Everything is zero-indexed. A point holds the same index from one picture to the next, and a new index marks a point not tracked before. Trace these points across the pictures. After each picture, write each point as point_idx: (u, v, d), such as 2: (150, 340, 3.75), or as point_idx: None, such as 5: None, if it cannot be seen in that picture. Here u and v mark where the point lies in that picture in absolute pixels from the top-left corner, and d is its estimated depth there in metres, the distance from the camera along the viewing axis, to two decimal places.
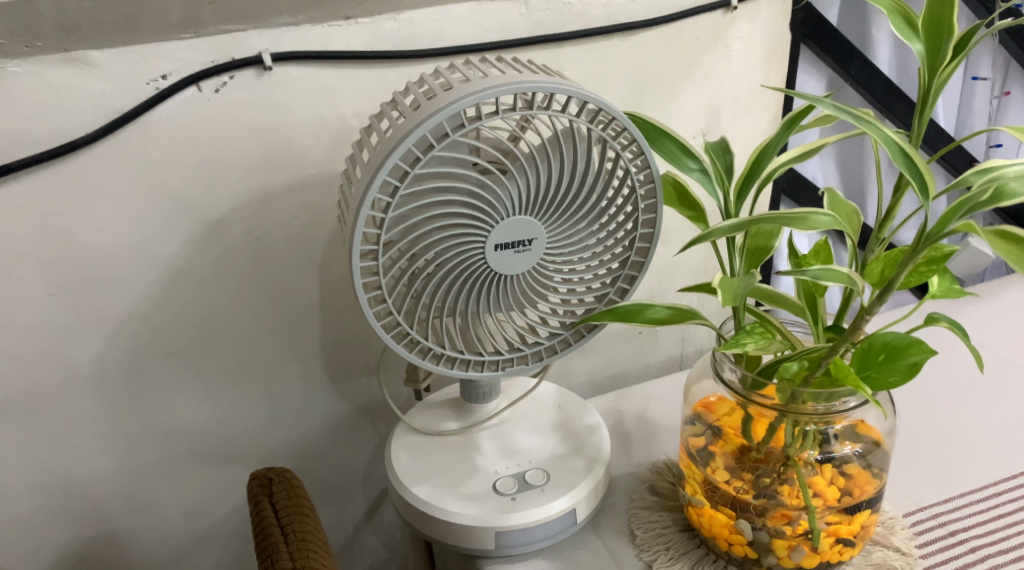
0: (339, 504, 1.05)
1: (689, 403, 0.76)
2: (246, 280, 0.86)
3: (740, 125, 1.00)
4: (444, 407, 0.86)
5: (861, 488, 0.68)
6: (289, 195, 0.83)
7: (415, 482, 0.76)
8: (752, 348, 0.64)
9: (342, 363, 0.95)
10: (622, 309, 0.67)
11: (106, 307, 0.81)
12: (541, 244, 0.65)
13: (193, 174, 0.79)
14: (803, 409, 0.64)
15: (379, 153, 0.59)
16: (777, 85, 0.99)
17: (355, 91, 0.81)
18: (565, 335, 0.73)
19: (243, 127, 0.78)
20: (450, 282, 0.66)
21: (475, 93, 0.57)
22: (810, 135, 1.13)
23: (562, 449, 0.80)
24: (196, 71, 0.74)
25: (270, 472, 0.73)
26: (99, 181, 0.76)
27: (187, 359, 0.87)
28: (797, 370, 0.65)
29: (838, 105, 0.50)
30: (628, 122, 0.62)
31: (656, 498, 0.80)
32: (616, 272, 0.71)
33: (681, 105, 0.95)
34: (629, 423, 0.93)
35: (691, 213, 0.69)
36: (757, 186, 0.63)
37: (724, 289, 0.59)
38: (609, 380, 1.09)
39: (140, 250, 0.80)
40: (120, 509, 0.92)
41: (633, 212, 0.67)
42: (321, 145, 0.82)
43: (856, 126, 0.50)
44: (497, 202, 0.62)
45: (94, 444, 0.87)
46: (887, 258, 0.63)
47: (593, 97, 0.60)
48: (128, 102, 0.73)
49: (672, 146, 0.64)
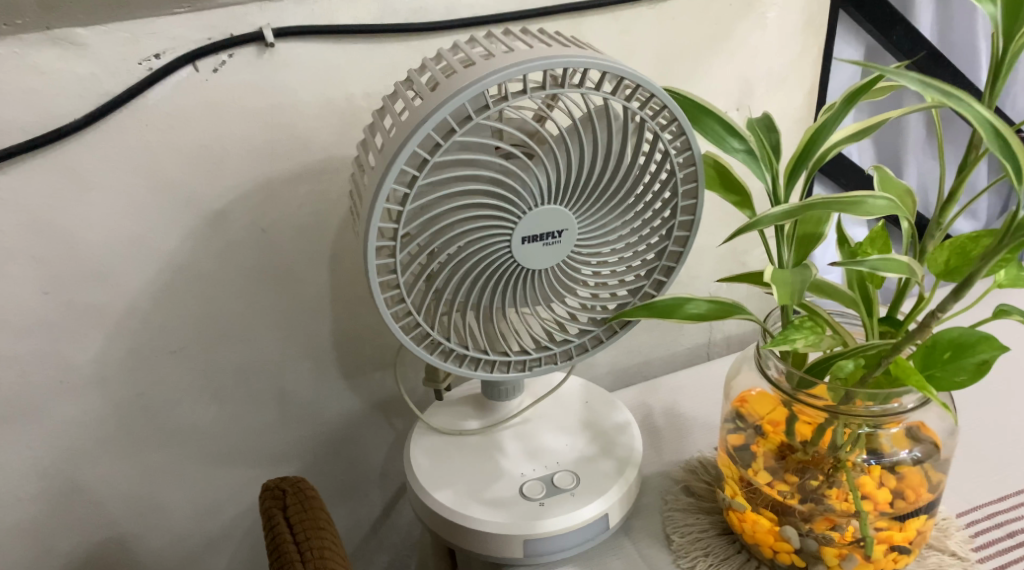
0: (355, 501, 1.01)
1: (730, 400, 0.72)
2: (252, 273, 0.81)
3: (774, 98, 0.94)
4: (465, 404, 0.81)
5: (915, 492, 0.63)
6: (296, 182, 0.78)
7: (436, 487, 0.71)
8: (803, 344, 0.59)
9: (354, 357, 0.91)
10: (660, 304, 0.62)
11: (104, 305, 0.76)
12: (572, 235, 0.60)
13: (192, 162, 0.73)
14: (855, 411, 0.59)
15: (395, 139, 0.53)
16: (814, 55, 0.93)
17: (364, 69, 0.75)
18: (596, 332, 0.68)
19: (245, 111, 0.73)
20: (474, 277, 0.60)
21: (502, 69, 0.51)
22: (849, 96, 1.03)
23: (591, 450, 0.76)
24: (192, 49, 0.69)
25: (283, 482, 0.68)
26: (92, 171, 0.70)
27: (193, 356, 0.83)
28: (852, 372, 0.60)
29: (922, 79, 0.44)
30: (669, 99, 0.56)
31: (691, 500, 0.75)
32: (652, 263, 0.65)
33: (712, 78, 0.89)
34: (658, 418, 0.88)
35: (735, 198, 0.62)
36: (809, 169, 0.58)
37: (779, 284, 0.54)
38: (633, 370, 1.04)
39: (139, 244, 0.75)
40: (127, 512, 0.88)
41: (670, 199, 0.62)
42: (329, 129, 0.77)
43: (940, 101, 0.44)
44: (525, 191, 0.56)
45: (97, 447, 0.83)
46: (953, 247, 0.57)
47: (630, 72, 0.54)
48: (120, 84, 0.68)
49: (715, 124, 0.58)
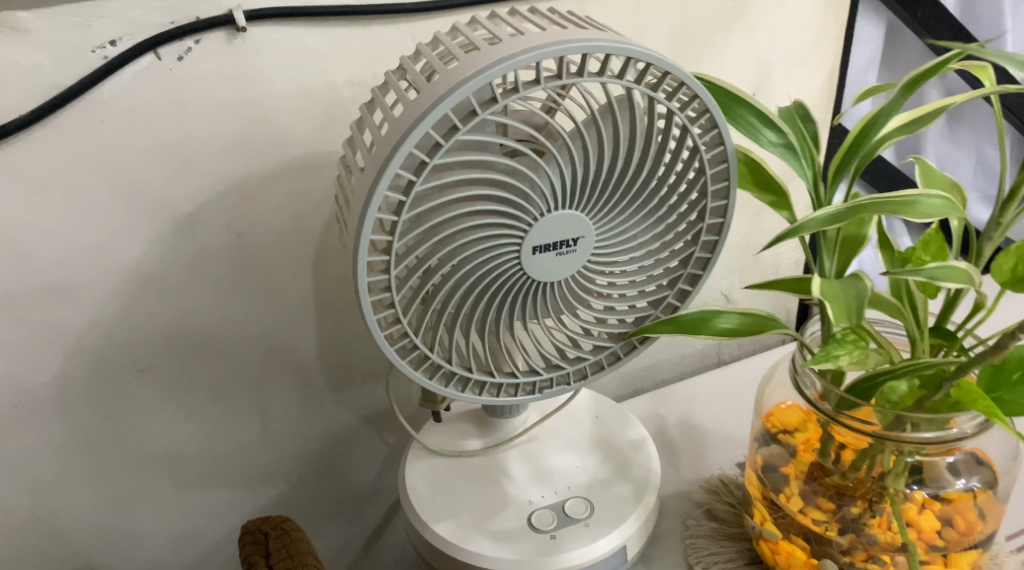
0: (346, 520, 0.95)
1: (760, 416, 0.66)
2: (227, 283, 0.74)
3: (791, 81, 0.87)
4: (464, 422, 0.74)
5: (965, 521, 0.58)
6: (274, 181, 0.70)
7: (436, 518, 0.65)
8: (847, 362, 0.52)
9: (342, 369, 0.84)
10: (688, 319, 0.56)
11: (61, 321, 0.68)
12: (589, 243, 0.53)
13: (155, 161, 0.65)
14: (904, 437, 0.54)
15: (388, 137, 0.46)
16: (835, 35, 0.86)
17: (348, 54, 0.67)
18: (613, 348, 0.61)
19: (215, 103, 0.65)
20: (478, 292, 0.53)
21: (511, 56, 0.44)
22: (870, 81, 0.96)
23: (604, 472, 0.69)
24: (152, 34, 0.61)
25: (265, 524, 0.61)
26: (40, 173, 0.62)
27: (164, 375, 0.75)
28: (905, 393, 0.55)
29: (998, 52, 0.45)
30: (701, 87, 0.49)
31: (715, 525, 0.69)
32: (675, 271, 0.59)
33: (727, 61, 0.82)
34: (673, 430, 0.82)
35: (771, 198, 0.56)
36: (858, 163, 0.53)
37: (832, 300, 0.49)
38: (641, 375, 0.97)
39: (98, 253, 0.67)
40: (96, 541, 0.81)
41: (698, 200, 0.55)
42: (310, 122, 0.69)
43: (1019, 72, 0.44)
44: (537, 196, 0.49)
45: (59, 475, 0.75)
46: (1020, 251, 0.50)
47: (656, 56, 0.47)
48: (69, 74, 0.60)
49: (749, 114, 0.53)
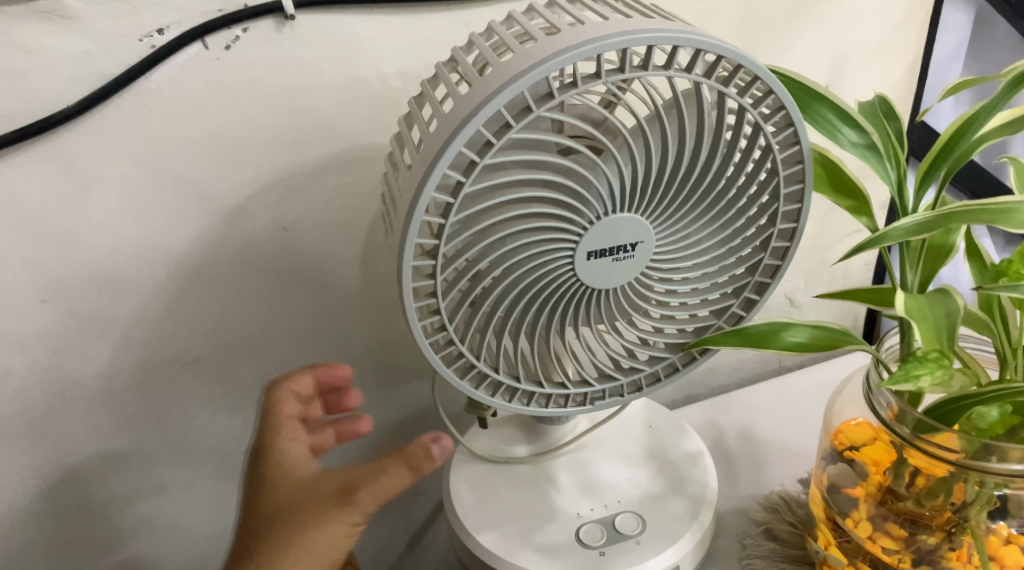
0: (389, 519, 0.93)
1: (828, 433, 0.61)
2: (273, 277, 0.72)
3: (869, 72, 0.81)
4: (511, 426, 0.72)
5: None
6: (322, 175, 0.69)
7: (480, 527, 0.62)
8: (928, 384, 0.46)
9: (388, 367, 0.82)
10: (754, 332, 0.53)
11: (109, 313, 0.68)
12: (649, 248, 0.49)
13: (202, 153, 0.64)
14: (991, 467, 0.49)
15: (437, 134, 0.43)
16: (919, 21, 0.80)
17: (398, 43, 0.65)
18: (671, 359, 0.58)
19: (262, 93, 0.63)
20: (530, 298, 0.50)
21: (570, 48, 0.40)
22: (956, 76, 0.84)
23: (658, 486, 0.66)
24: (199, 22, 0.59)
25: None
26: (89, 164, 0.61)
27: (210, 368, 0.75)
28: (996, 419, 0.49)
29: None
30: (779, 82, 0.45)
31: (774, 546, 0.66)
32: (741, 279, 0.55)
33: (799, 50, 0.76)
34: (732, 442, 0.78)
35: (850, 203, 0.52)
36: (947, 167, 0.48)
37: (919, 321, 0.45)
38: (698, 381, 0.93)
39: (145, 244, 0.66)
40: (143, 530, 0.81)
41: (770, 203, 0.51)
42: (359, 114, 0.67)
43: None
44: (595, 198, 0.46)
45: (107, 465, 0.76)
46: None
47: (729, 48, 0.43)
48: (117, 63, 0.58)
49: (828, 111, 0.49)
